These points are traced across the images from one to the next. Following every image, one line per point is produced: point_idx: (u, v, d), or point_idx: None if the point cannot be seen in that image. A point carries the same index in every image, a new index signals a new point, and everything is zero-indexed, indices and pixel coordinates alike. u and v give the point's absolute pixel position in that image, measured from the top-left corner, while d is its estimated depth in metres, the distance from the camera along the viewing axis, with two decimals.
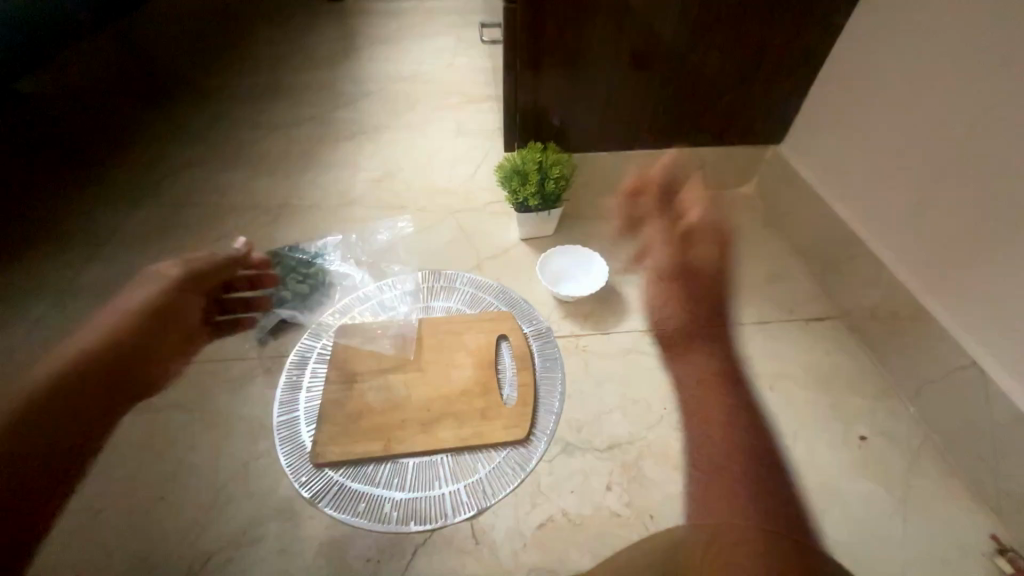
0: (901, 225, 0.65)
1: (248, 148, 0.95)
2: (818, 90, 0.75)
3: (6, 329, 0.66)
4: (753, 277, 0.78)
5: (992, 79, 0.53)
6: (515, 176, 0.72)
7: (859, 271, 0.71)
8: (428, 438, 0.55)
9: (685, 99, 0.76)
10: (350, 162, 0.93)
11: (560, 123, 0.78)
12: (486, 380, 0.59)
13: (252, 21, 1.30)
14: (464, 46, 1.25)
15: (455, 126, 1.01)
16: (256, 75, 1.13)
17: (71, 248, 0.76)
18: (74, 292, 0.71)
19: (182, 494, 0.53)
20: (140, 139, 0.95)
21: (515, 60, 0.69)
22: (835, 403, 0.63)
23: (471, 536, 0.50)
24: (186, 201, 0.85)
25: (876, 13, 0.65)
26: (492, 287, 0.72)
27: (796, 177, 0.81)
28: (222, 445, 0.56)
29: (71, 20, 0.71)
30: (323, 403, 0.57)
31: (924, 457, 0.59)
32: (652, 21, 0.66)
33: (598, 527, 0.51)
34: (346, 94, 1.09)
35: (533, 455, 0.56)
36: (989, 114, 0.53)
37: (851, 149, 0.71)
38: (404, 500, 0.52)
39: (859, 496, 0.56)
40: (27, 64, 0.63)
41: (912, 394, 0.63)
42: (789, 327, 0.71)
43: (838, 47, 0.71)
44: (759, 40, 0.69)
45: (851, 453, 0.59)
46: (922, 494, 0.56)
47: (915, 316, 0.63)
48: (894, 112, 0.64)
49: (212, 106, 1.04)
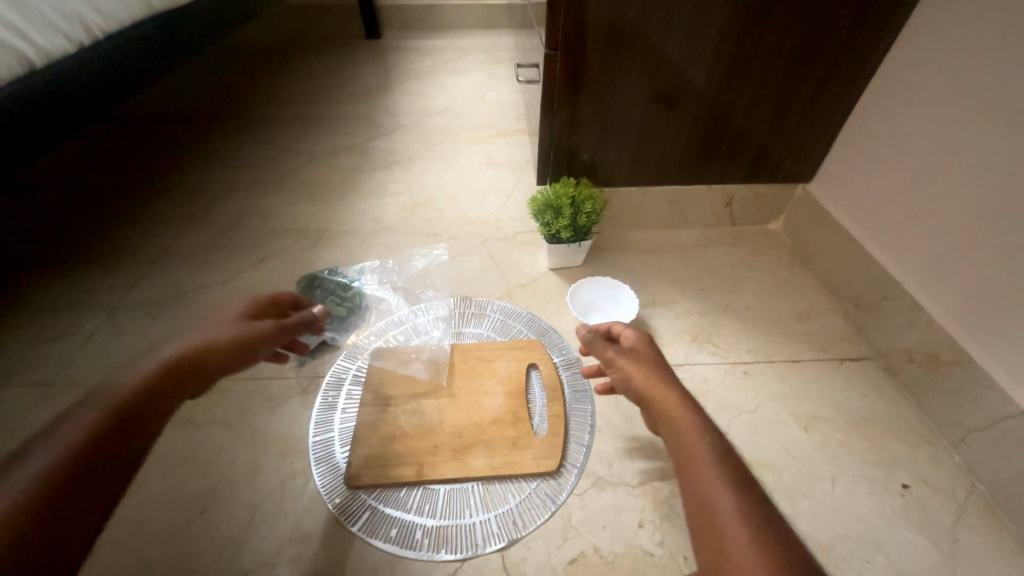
0: (940, 267, 0.64)
1: (291, 174, 1.00)
2: (849, 131, 0.77)
3: (62, 342, 0.70)
4: (784, 314, 0.77)
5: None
6: (547, 210, 0.74)
7: (895, 311, 0.70)
8: (460, 465, 0.55)
9: (714, 138, 0.78)
10: (385, 189, 0.97)
11: (591, 157, 0.80)
12: (517, 409, 0.60)
13: (298, 59, 1.41)
14: (495, 82, 1.31)
15: (486, 157, 1.06)
16: (301, 107, 1.21)
17: (127, 266, 0.81)
18: (126, 308, 0.75)
19: (220, 510, 0.54)
20: (192, 166, 1.02)
21: (551, 97, 0.73)
22: (874, 447, 0.62)
23: (502, 569, 0.50)
24: (231, 222, 0.90)
25: (906, 62, 0.67)
26: (521, 315, 0.74)
27: (825, 216, 0.82)
28: (260, 462, 0.58)
29: (141, 57, 0.78)
30: (359, 425, 0.59)
31: (971, 509, 0.57)
32: (685, 67, 0.69)
33: (631, 566, 0.50)
34: (383, 124, 1.15)
35: (564, 487, 0.55)
36: None
37: (884, 190, 0.72)
38: (435, 527, 0.52)
39: (903, 547, 0.53)
40: (100, 100, 0.72)
41: (955, 441, 0.61)
42: (822, 366, 0.70)
43: (868, 92, 0.73)
44: (790, 83, 0.71)
45: (893, 501, 0.57)
46: (973, 549, 0.53)
47: (956, 360, 0.61)
48: (928, 155, 0.65)
49: (259, 136, 1.11)
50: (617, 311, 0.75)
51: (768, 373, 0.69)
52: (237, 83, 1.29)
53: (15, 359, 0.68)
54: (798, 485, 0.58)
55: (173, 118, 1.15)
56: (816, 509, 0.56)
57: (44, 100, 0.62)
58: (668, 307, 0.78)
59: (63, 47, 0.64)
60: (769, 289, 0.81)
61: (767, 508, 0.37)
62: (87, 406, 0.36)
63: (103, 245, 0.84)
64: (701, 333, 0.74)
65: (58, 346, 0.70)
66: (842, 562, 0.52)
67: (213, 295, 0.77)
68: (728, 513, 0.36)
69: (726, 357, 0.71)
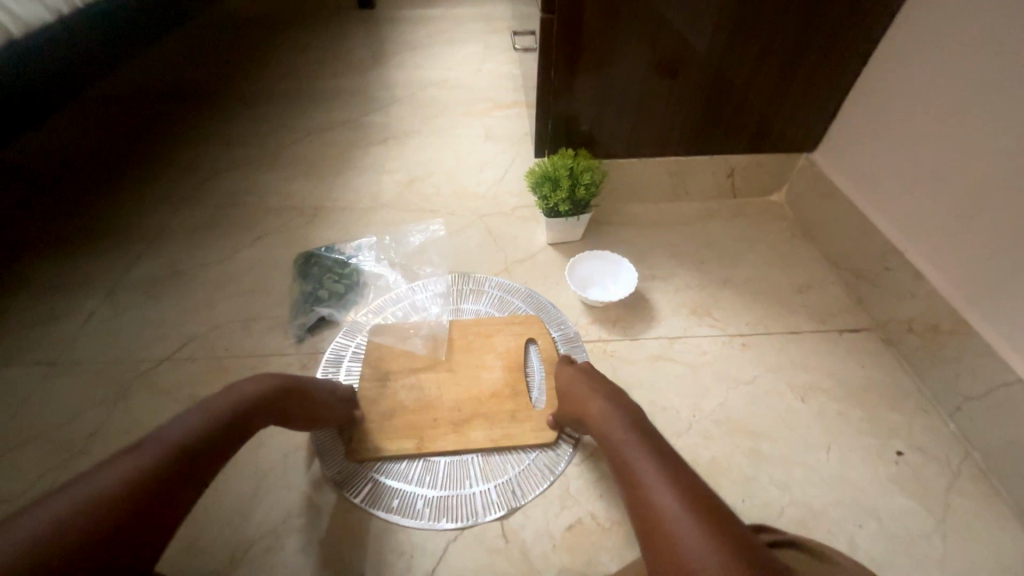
0: (942, 236, 0.63)
1: (284, 151, 0.98)
2: (856, 97, 0.74)
3: (63, 322, 0.70)
4: (784, 286, 0.77)
5: None
6: (545, 182, 0.73)
7: (896, 282, 0.69)
8: (459, 438, 0.56)
9: (716, 107, 0.76)
10: (381, 165, 0.95)
11: (589, 128, 0.78)
12: (516, 382, 0.61)
13: (287, 30, 1.36)
14: (491, 52, 1.27)
15: (482, 130, 1.03)
16: (291, 80, 1.17)
17: (121, 245, 0.81)
18: (124, 287, 0.75)
19: (225, 483, 0.55)
20: (182, 143, 1.00)
21: (548, 64, 0.70)
22: (871, 418, 0.62)
23: (500, 535, 0.51)
24: (226, 200, 0.89)
25: (917, 20, 0.63)
26: (519, 291, 0.73)
27: (829, 186, 0.80)
28: (262, 435, 0.59)
29: (126, 25, 0.75)
30: (359, 398, 0.59)
31: (964, 475, 0.57)
32: (686, 31, 0.66)
33: (627, 530, 0.52)
34: (376, 98, 1.12)
35: (563, 458, 0.56)
36: None
37: (888, 159, 0.70)
38: (436, 497, 0.53)
39: (894, 512, 0.54)
40: (83, 69, 0.69)
41: (952, 410, 0.62)
42: (822, 338, 0.70)
43: (877, 54, 0.70)
44: (796, 45, 0.68)
45: (886, 468, 0.58)
46: (963, 514, 0.54)
47: (955, 331, 0.61)
48: (935, 121, 0.63)
49: (250, 111, 1.08)
50: (616, 285, 0.75)
51: (767, 345, 0.69)
52: (226, 56, 1.25)
53: (17, 338, 0.68)
54: (793, 454, 0.59)
55: (162, 93, 1.12)
56: (809, 477, 0.57)
57: (25, 75, 0.60)
58: (667, 280, 0.77)
59: (42, 14, 0.61)
60: (770, 261, 0.81)
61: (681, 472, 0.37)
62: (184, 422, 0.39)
63: (97, 225, 0.84)
64: (701, 306, 0.74)
65: (59, 326, 0.70)
66: (834, 527, 0.53)
67: (210, 274, 0.77)
68: (658, 491, 0.35)
69: (725, 330, 0.71)
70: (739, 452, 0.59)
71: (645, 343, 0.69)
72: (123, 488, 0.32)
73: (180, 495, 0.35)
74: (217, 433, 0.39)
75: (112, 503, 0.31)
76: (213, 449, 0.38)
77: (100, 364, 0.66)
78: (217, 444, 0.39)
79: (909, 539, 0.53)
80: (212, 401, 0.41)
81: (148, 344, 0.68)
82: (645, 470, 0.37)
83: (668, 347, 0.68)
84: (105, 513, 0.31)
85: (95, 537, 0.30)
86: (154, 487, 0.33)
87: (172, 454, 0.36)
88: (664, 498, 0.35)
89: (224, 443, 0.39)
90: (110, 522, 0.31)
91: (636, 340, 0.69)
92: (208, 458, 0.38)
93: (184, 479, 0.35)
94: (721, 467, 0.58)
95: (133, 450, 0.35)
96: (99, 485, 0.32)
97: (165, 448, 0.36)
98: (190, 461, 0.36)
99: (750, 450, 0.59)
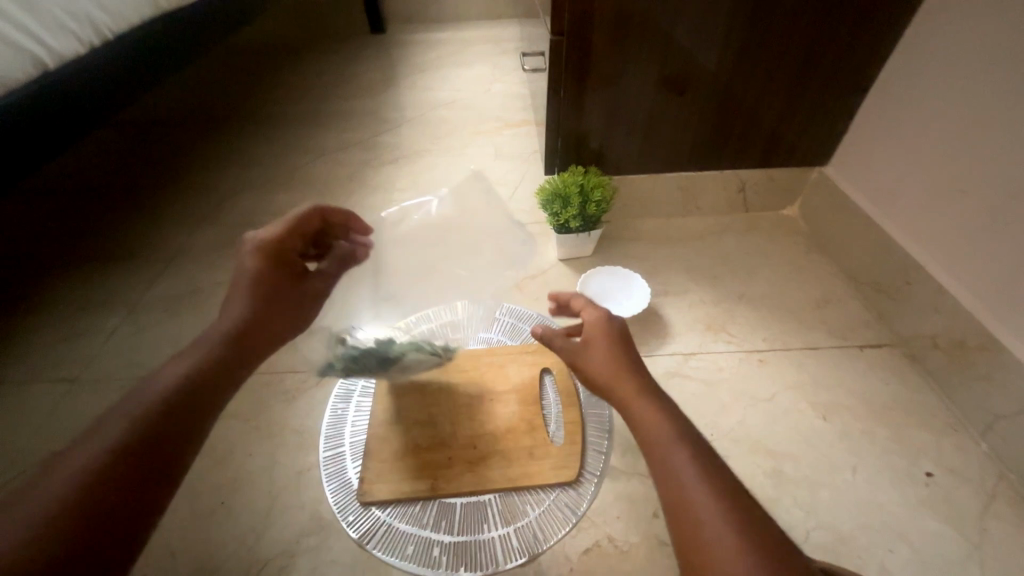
0: (961, 250, 0.62)
1: (298, 171, 1.01)
2: (865, 114, 0.75)
3: (83, 341, 0.72)
4: (800, 301, 0.76)
5: None
6: (556, 199, 0.73)
7: (918, 296, 0.67)
8: (475, 477, 0.55)
9: (726, 124, 0.76)
10: (393, 184, 0.97)
11: (599, 146, 0.79)
12: (532, 417, 0.59)
13: (302, 57, 1.41)
14: (501, 73, 1.30)
15: (493, 149, 1.05)
16: (306, 103, 1.21)
17: (141, 265, 0.83)
18: (144, 305, 0.76)
19: (241, 501, 0.56)
20: (200, 165, 1.04)
21: (558, 86, 0.71)
22: (898, 436, 0.60)
23: (514, 564, 0.50)
24: (243, 220, 0.91)
25: (924, 40, 0.64)
26: (531, 318, 0.73)
27: (842, 201, 0.80)
28: (278, 455, 0.60)
29: (152, 54, 0.79)
30: (370, 430, 0.59)
31: (1000, 497, 0.55)
32: (694, 51, 0.67)
33: (645, 557, 0.51)
34: (388, 119, 1.15)
35: (583, 498, 0.55)
36: None
37: (902, 174, 0.70)
38: (453, 544, 0.51)
39: (926, 536, 0.52)
40: (110, 94, 0.72)
41: (982, 428, 0.60)
42: (841, 354, 0.69)
43: (886, 73, 0.70)
44: (802, 64, 0.69)
45: (916, 490, 0.56)
46: (1001, 538, 0.52)
47: (983, 346, 0.59)
48: (949, 136, 0.63)
49: (266, 133, 1.12)
50: (629, 301, 0.73)
51: (785, 362, 0.68)
52: (245, 81, 1.30)
53: (40, 355, 0.70)
54: (816, 474, 0.57)
55: (184, 119, 1.17)
56: (835, 499, 0.55)
57: (60, 100, 0.64)
58: (680, 296, 0.76)
59: (75, 48, 0.64)
60: (784, 276, 0.80)
61: (727, 485, 0.36)
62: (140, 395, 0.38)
63: (119, 246, 0.86)
64: (715, 321, 0.73)
65: (79, 344, 0.72)
66: (863, 553, 0.51)
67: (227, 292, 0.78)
68: (711, 513, 0.34)
69: (741, 346, 0.70)
70: (760, 472, 0.57)
71: (660, 359, 0.68)
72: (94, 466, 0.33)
73: (151, 484, 0.34)
74: (171, 410, 0.37)
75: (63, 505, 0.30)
76: (173, 425, 0.37)
77: (118, 381, 0.67)
78: (188, 408, 0.38)
79: (945, 567, 0.50)
80: (160, 377, 0.40)
81: (166, 361, 0.69)
82: (693, 486, 0.35)
83: (683, 363, 0.67)
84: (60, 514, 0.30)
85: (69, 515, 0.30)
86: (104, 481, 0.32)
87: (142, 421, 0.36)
88: (715, 523, 0.33)
89: (193, 412, 0.38)
90: (79, 503, 0.31)
91: (650, 356, 0.69)
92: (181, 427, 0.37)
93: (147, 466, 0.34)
94: None
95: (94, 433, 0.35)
96: (68, 467, 0.32)
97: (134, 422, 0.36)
98: (160, 437, 0.36)
99: (770, 470, 0.57)
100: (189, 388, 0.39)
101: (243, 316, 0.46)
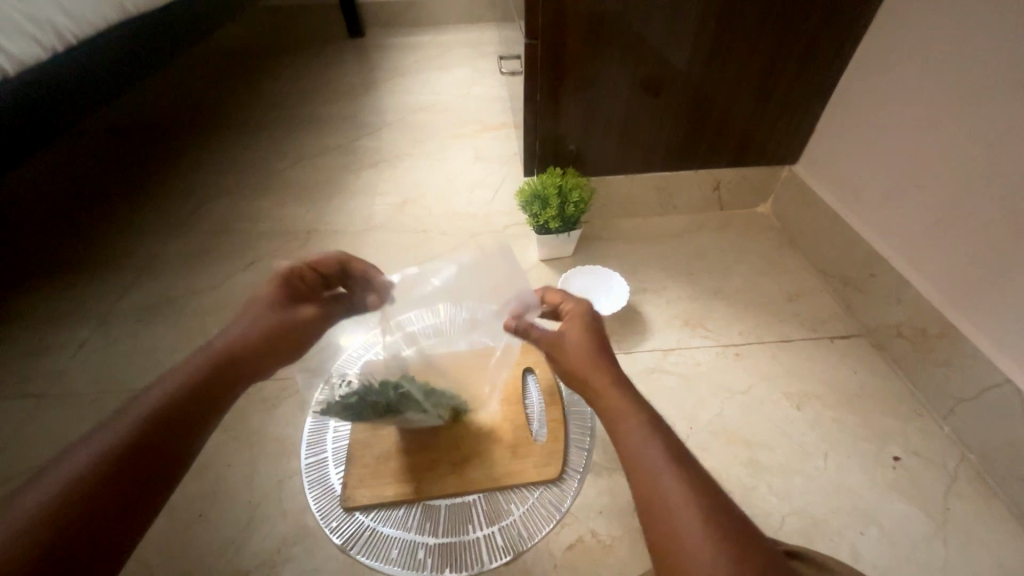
0: (921, 242, 0.65)
1: (276, 176, 1.00)
2: (830, 114, 0.78)
3: (51, 355, 0.70)
4: (774, 295, 0.78)
5: (993, 107, 0.55)
6: (535, 201, 0.74)
7: (883, 287, 0.70)
8: (460, 478, 0.55)
9: (700, 125, 0.78)
10: (372, 188, 0.96)
11: (577, 148, 0.80)
12: (516, 416, 0.60)
13: (278, 61, 1.39)
14: (480, 76, 1.30)
15: (473, 152, 1.05)
16: (283, 108, 1.20)
17: (112, 275, 0.81)
18: (116, 316, 0.75)
19: (220, 511, 0.55)
20: (174, 171, 1.01)
21: (535, 89, 0.72)
22: (867, 422, 0.63)
23: (499, 562, 0.51)
24: (219, 227, 0.89)
25: (881, 44, 0.67)
26: None
27: (811, 198, 0.83)
28: (258, 464, 0.59)
29: (121, 60, 0.78)
30: (352, 437, 0.58)
31: (962, 478, 0.58)
32: (667, 54, 0.69)
33: (628, 548, 0.53)
34: (367, 122, 1.14)
35: (567, 495, 0.55)
36: (994, 141, 0.55)
37: (866, 171, 0.73)
38: (438, 545, 0.51)
39: (894, 517, 0.54)
40: (78, 102, 0.71)
41: (945, 412, 0.62)
42: (813, 345, 0.71)
43: (849, 74, 0.73)
44: (770, 66, 0.71)
45: (885, 473, 0.58)
46: (962, 516, 0.54)
47: (944, 334, 0.62)
48: (907, 134, 0.66)
49: (242, 139, 1.10)
50: (609, 299, 0.74)
51: (760, 354, 0.70)
52: (220, 86, 1.28)
53: (5, 370, 0.68)
54: (790, 462, 0.59)
55: (156, 125, 1.14)
56: (809, 485, 0.57)
57: (25, 108, 0.62)
58: (659, 293, 0.78)
59: (38, 54, 0.63)
60: (758, 271, 0.82)
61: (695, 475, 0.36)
62: (135, 404, 0.39)
63: (88, 256, 0.83)
64: (693, 317, 0.75)
65: (48, 358, 0.69)
66: (836, 536, 0.53)
67: (203, 300, 0.76)
68: (678, 502, 0.34)
69: (718, 340, 0.72)
70: (737, 462, 0.59)
71: (640, 355, 0.69)
72: (81, 476, 0.33)
73: (141, 493, 0.35)
74: (165, 419, 0.38)
75: (59, 511, 0.31)
76: (166, 436, 0.37)
77: (89, 395, 0.65)
78: (180, 416, 0.39)
79: (912, 545, 0.52)
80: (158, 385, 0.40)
81: (139, 372, 0.67)
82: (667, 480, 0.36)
83: (663, 359, 0.69)
84: (55, 516, 0.31)
85: (51, 525, 0.31)
86: (95, 487, 0.33)
87: (132, 430, 0.37)
88: (682, 512, 0.34)
89: (184, 419, 0.39)
90: (64, 513, 0.32)
91: (631, 353, 0.70)
92: (172, 436, 0.38)
93: (143, 474, 0.35)
94: (720, 478, 0.57)
95: (84, 442, 0.36)
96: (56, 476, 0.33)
97: (124, 431, 0.36)
98: (149, 447, 0.36)
99: (748, 459, 0.59)
100: (183, 399, 0.40)
101: (230, 337, 0.47)
